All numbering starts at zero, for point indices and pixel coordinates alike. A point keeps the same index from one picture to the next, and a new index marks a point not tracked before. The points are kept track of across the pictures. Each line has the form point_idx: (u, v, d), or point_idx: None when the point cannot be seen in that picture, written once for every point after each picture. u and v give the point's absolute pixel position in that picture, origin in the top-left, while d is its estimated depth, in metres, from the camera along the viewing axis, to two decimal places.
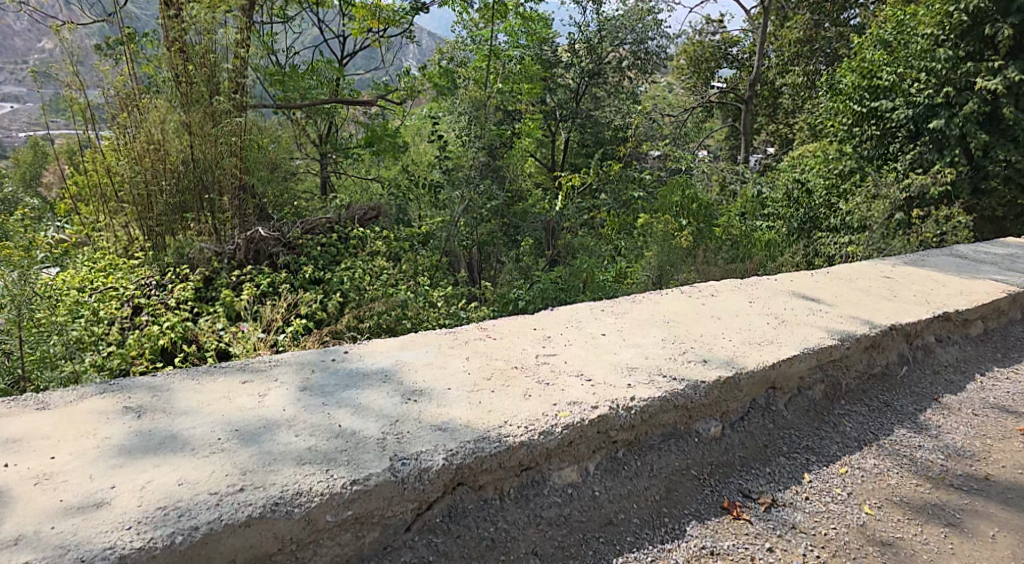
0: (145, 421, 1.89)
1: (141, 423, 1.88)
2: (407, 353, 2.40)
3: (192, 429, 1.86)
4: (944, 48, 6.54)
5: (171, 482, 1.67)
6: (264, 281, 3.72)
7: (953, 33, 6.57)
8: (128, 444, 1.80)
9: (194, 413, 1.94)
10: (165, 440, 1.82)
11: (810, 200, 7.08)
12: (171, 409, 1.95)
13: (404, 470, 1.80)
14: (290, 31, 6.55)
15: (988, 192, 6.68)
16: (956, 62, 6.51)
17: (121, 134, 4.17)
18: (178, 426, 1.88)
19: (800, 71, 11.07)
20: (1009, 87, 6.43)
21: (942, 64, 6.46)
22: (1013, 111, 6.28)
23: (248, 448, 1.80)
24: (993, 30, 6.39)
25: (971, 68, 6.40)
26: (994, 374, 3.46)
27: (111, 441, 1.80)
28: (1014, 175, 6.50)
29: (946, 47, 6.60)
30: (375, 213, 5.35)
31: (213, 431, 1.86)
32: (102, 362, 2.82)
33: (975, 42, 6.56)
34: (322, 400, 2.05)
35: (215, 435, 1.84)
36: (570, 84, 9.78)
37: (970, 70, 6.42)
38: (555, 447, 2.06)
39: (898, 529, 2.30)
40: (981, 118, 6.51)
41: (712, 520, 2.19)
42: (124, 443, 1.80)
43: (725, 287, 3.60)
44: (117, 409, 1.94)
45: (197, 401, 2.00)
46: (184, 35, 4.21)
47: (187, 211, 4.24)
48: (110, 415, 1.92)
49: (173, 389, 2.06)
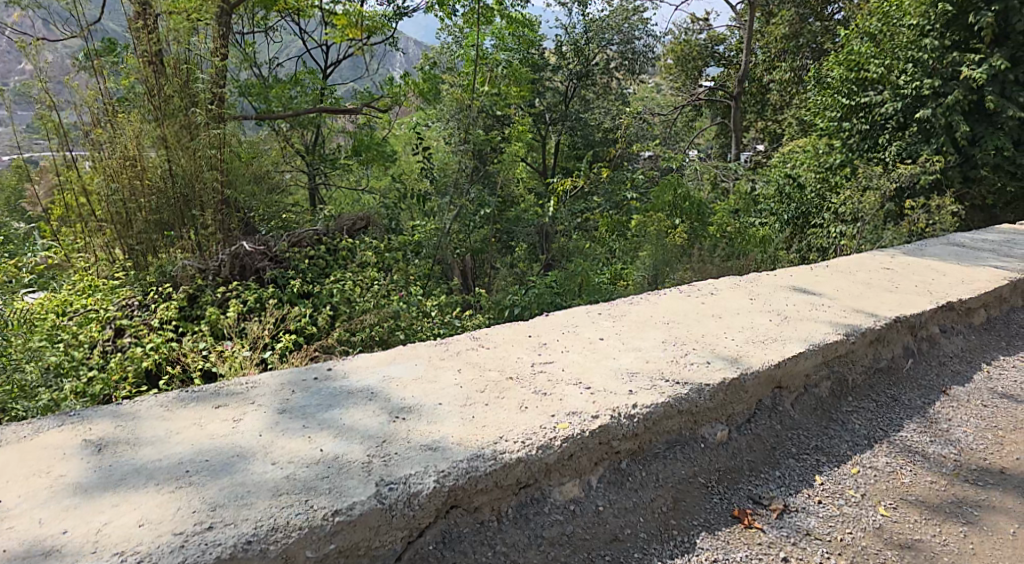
0: (107, 455, 1.78)
1: (102, 458, 1.76)
2: (395, 367, 2.29)
3: (159, 460, 1.75)
4: (930, 38, 6.49)
5: (130, 524, 1.55)
6: (251, 298, 3.59)
7: (938, 23, 6.47)
8: (86, 482, 1.68)
9: (162, 442, 1.82)
10: (126, 475, 1.70)
11: (802, 195, 6.91)
12: (135, 440, 1.83)
13: (391, 495, 1.69)
14: (271, 43, 6.57)
15: (979, 180, 6.60)
16: (943, 53, 6.46)
17: (95, 151, 4.06)
18: (144, 458, 1.76)
19: (787, 67, 11.06)
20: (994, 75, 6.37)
21: (927, 53, 6.42)
22: (997, 99, 6.20)
23: (220, 480, 1.69)
24: (977, 18, 6.28)
25: (956, 57, 6.33)
26: (1000, 363, 3.36)
27: (67, 480, 1.69)
28: (1003, 162, 6.43)
29: (932, 36, 6.53)
30: (364, 223, 5.21)
31: (181, 463, 1.74)
32: (83, 389, 2.68)
33: (960, 31, 6.50)
34: (302, 422, 1.94)
35: (183, 467, 1.73)
36: (560, 86, 9.87)
37: (956, 59, 6.33)
38: (554, 462, 1.95)
39: (916, 531, 2.19)
40: (968, 107, 6.43)
41: (723, 530, 2.08)
42: (81, 481, 1.69)
43: (726, 285, 3.49)
44: (75, 444, 1.82)
45: (166, 430, 1.88)
46: (158, 45, 4.13)
47: (168, 228, 4.19)
48: (68, 450, 1.80)
49: (139, 418, 1.94)
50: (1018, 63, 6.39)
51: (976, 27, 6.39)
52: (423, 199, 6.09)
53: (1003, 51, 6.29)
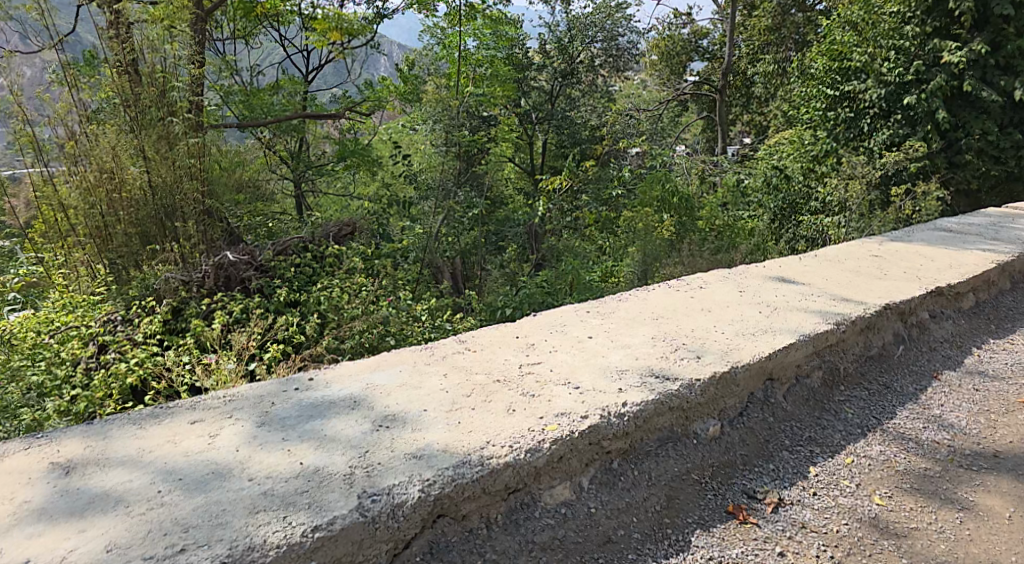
0: (74, 478, 1.73)
1: (68, 482, 1.71)
2: (378, 375, 2.24)
3: (130, 481, 1.71)
4: (911, 26, 6.58)
5: (98, 549, 1.51)
6: (235, 309, 3.52)
7: (919, 10, 6.56)
8: (54, 506, 1.64)
9: (132, 463, 1.78)
10: (94, 499, 1.65)
11: (789, 185, 6.72)
12: (105, 462, 1.79)
13: (374, 507, 1.65)
14: (251, 50, 6.63)
15: (963, 165, 6.61)
16: (924, 40, 6.54)
17: (71, 167, 4.02)
18: (114, 480, 1.72)
19: (771, 59, 11.09)
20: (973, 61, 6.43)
21: (910, 41, 6.48)
22: (977, 85, 6.24)
23: (193, 499, 1.64)
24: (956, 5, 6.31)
25: (937, 43, 6.40)
26: (990, 347, 3.35)
27: (31, 506, 1.64)
28: (987, 146, 6.46)
29: (913, 24, 6.63)
30: (350, 229, 5.07)
31: (152, 483, 1.70)
32: (66, 407, 2.62)
33: (941, 17, 6.54)
34: (281, 435, 1.89)
35: (154, 488, 1.68)
36: (545, 85, 9.81)
37: (936, 46, 6.41)
38: (543, 465, 1.92)
39: (912, 519, 2.17)
40: (950, 93, 6.47)
41: (718, 527, 2.06)
42: (46, 507, 1.64)
43: (714, 278, 3.47)
44: (40, 468, 1.77)
45: (137, 449, 1.83)
46: (132, 54, 4.11)
47: (152, 242, 4.14)
48: (33, 475, 1.75)
49: (109, 437, 1.89)
50: (998, 48, 6.48)
51: (957, 14, 6.43)
52: (410, 204, 6.04)
53: (983, 36, 6.38)
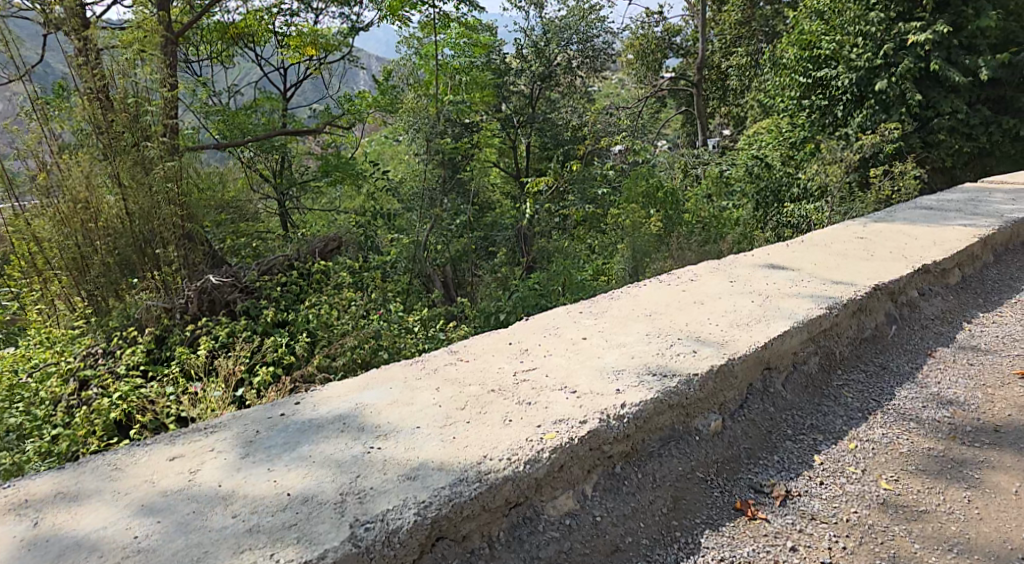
0: (44, 528, 1.65)
1: (37, 533, 1.63)
2: (367, 393, 2.17)
3: (105, 528, 1.63)
4: (876, 11, 6.48)
5: None
6: (221, 332, 3.43)
7: None
8: (22, 560, 1.56)
9: (107, 507, 1.70)
10: (66, 549, 1.58)
11: (771, 173, 6.63)
12: (79, 508, 1.70)
13: (367, 537, 1.58)
14: (228, 71, 6.48)
15: (937, 145, 6.59)
16: (889, 24, 6.45)
17: (46, 198, 3.88)
18: (88, 527, 1.64)
19: (743, 52, 11.18)
20: (939, 42, 6.40)
21: (875, 26, 6.41)
22: (943, 65, 6.21)
23: (173, 542, 1.58)
24: None
25: (902, 27, 6.34)
26: (981, 321, 3.31)
27: None
28: (958, 124, 6.47)
29: (877, 9, 6.54)
30: (336, 244, 4.95)
31: (130, 528, 1.62)
32: (48, 448, 2.53)
33: (903, 2, 6.47)
34: (267, 465, 1.82)
35: (132, 533, 1.61)
36: (524, 90, 9.54)
37: (902, 29, 6.36)
38: (543, 476, 1.85)
39: (920, 502, 2.12)
40: (918, 75, 6.45)
41: (727, 525, 2.00)
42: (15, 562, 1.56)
43: (705, 270, 3.41)
44: (8, 520, 1.69)
45: (114, 492, 1.75)
46: (103, 81, 4.02)
47: (132, 273, 4.05)
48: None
49: (83, 481, 1.81)
50: (959, 29, 6.51)
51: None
52: (395, 216, 5.96)
53: (944, 17, 6.39)
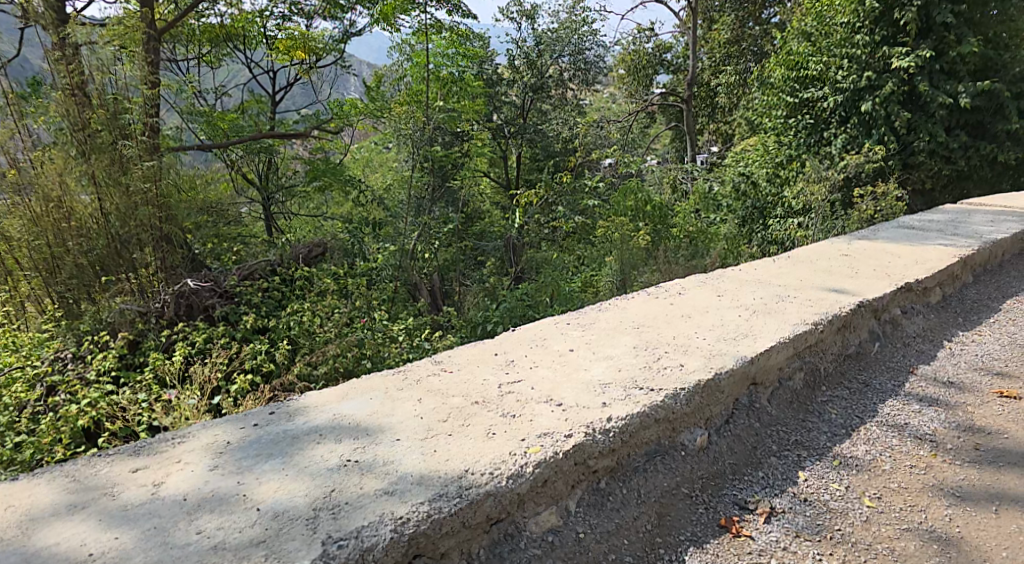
0: None
1: None
2: (345, 403, 2.09)
3: (58, 544, 1.57)
4: (862, 34, 6.56)
5: None
6: (198, 338, 3.34)
7: (868, 20, 6.55)
8: None
9: (62, 522, 1.63)
10: None
11: (757, 191, 6.79)
12: (31, 524, 1.63)
13: (339, 554, 1.53)
14: (216, 71, 6.46)
15: (917, 165, 6.64)
16: (874, 47, 6.51)
17: (17, 195, 3.78)
18: (41, 544, 1.57)
19: (732, 71, 11.30)
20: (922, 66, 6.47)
21: (861, 49, 6.52)
22: (928, 87, 6.28)
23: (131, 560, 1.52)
24: (902, 14, 6.32)
25: (886, 51, 6.39)
26: (961, 340, 3.30)
27: None
28: (938, 147, 6.49)
29: (863, 32, 6.62)
30: (320, 250, 4.96)
31: (87, 545, 1.56)
32: (11, 456, 2.46)
33: (888, 27, 6.51)
34: (237, 478, 1.75)
35: (88, 550, 1.55)
36: (514, 100, 9.64)
37: (886, 52, 6.40)
38: (526, 491, 1.79)
39: (904, 520, 2.08)
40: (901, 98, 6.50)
41: (711, 543, 1.95)
42: None
43: (692, 284, 3.37)
44: None
45: (71, 506, 1.68)
46: (80, 76, 3.86)
47: (107, 274, 3.97)
48: None
49: (38, 494, 1.72)
50: (940, 54, 6.51)
51: (903, 23, 6.43)
52: (381, 225, 5.90)
53: (928, 42, 6.42)
